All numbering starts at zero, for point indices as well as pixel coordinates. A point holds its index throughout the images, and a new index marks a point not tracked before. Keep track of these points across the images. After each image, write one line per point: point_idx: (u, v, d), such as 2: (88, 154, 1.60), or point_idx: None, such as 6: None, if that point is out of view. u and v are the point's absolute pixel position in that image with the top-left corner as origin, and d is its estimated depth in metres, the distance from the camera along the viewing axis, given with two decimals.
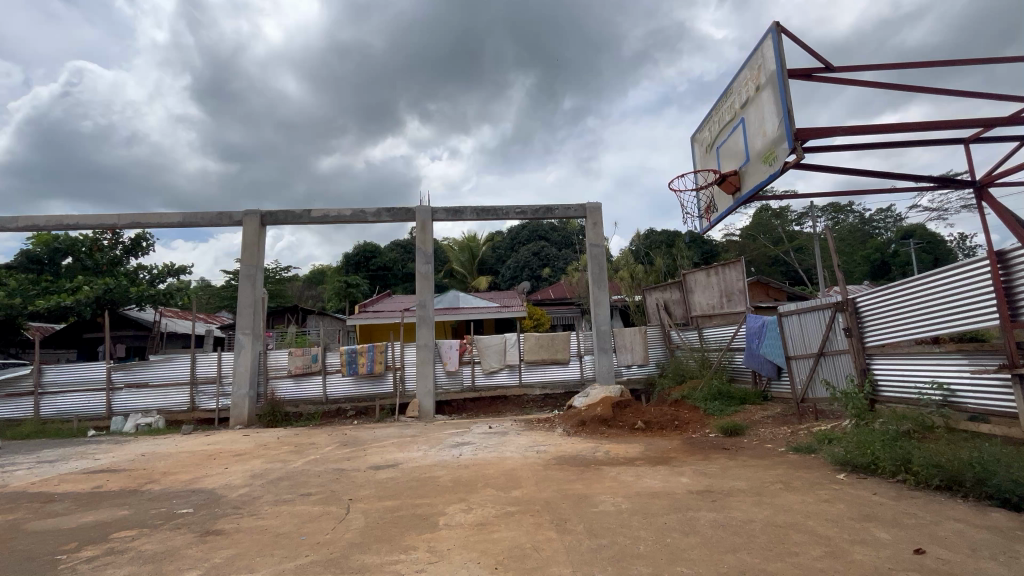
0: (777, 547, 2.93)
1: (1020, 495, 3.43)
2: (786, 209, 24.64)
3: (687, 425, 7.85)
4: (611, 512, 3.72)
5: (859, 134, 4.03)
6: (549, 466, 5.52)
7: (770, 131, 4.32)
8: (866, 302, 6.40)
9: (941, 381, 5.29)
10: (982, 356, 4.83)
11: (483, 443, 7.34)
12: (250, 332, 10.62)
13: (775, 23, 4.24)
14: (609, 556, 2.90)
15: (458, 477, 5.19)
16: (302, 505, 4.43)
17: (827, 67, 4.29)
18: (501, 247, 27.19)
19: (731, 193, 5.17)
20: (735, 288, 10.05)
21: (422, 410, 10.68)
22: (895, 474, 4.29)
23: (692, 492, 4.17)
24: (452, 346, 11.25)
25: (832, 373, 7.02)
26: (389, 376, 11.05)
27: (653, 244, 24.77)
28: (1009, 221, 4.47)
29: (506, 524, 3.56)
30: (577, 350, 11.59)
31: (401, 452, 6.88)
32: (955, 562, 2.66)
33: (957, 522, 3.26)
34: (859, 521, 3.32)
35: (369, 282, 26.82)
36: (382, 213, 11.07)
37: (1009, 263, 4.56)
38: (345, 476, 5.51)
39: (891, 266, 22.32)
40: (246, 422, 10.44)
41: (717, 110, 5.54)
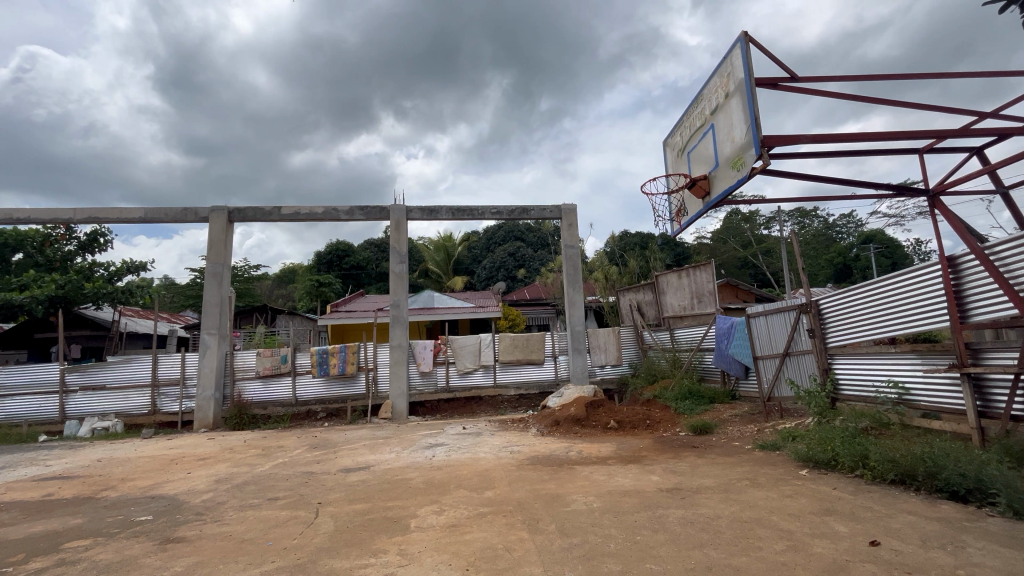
0: (742, 542, 3.01)
1: (967, 488, 3.63)
2: (755, 213, 25.32)
3: (658, 425, 7.98)
4: (583, 511, 3.75)
5: (822, 142, 4.18)
6: (523, 466, 5.53)
7: (739, 137, 4.44)
8: (829, 304, 6.65)
9: (896, 380, 5.54)
10: (934, 356, 5.08)
11: (457, 444, 7.30)
12: (216, 332, 10.29)
13: (743, 32, 4.36)
14: (579, 555, 2.93)
15: (431, 478, 5.14)
16: (268, 510, 4.31)
17: (792, 77, 4.43)
18: (477, 247, 27.13)
19: (702, 197, 5.29)
20: (705, 290, 10.27)
21: (395, 411, 10.56)
22: (853, 470, 4.47)
23: (662, 490, 4.25)
24: (427, 346, 11.13)
25: (797, 373, 7.26)
26: (362, 377, 10.88)
27: (627, 245, 25.12)
28: (959, 229, 4.71)
29: (478, 525, 3.55)
30: (552, 350, 11.65)
31: (373, 454, 6.77)
32: (907, 553, 2.79)
33: (910, 514, 3.41)
34: (819, 515, 3.45)
35: (342, 281, 26.35)
36: (355, 211, 10.90)
37: (959, 268, 4.81)
38: (314, 480, 5.39)
39: (853, 270, 23.21)
40: (212, 425, 10.11)
41: (688, 116, 5.66)
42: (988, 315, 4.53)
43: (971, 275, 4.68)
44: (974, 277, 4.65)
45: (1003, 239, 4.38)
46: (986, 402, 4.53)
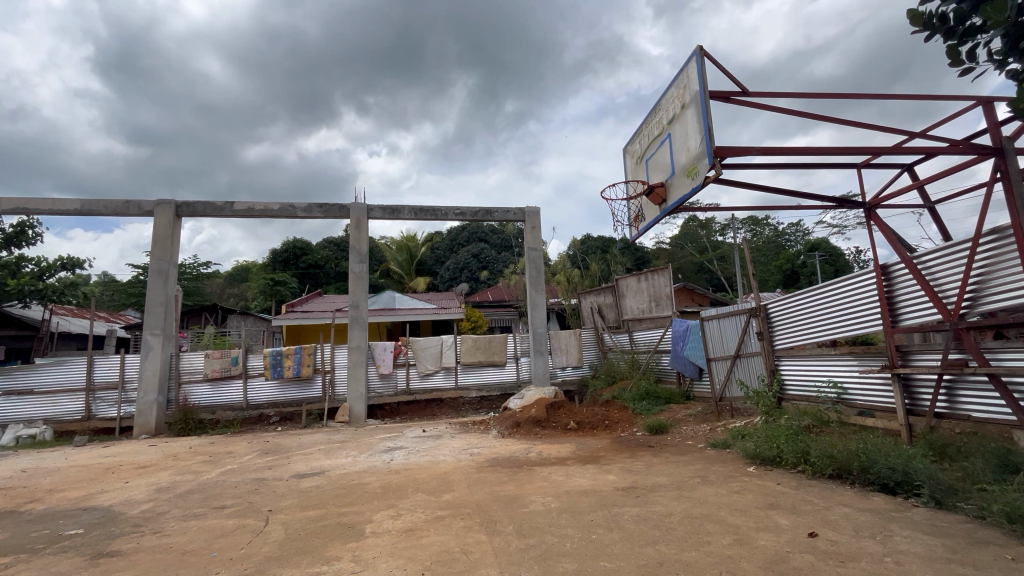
0: (692, 538, 3.12)
1: (895, 481, 3.90)
2: (711, 220, 26.38)
3: (616, 425, 8.16)
4: (541, 511, 3.79)
5: (770, 154, 4.40)
6: (482, 469, 5.52)
7: (694, 147, 4.60)
8: (776, 308, 7.01)
9: (836, 381, 5.90)
10: (869, 358, 5.45)
11: (416, 447, 7.20)
12: (160, 333, 9.73)
13: (699, 47, 4.53)
14: (536, 556, 2.95)
15: (388, 482, 5.06)
16: (214, 519, 4.12)
17: (743, 92, 4.64)
18: (440, 247, 26.90)
19: (658, 204, 5.47)
20: (663, 294, 10.60)
21: (353, 415, 10.29)
22: (795, 465, 4.72)
23: (618, 489, 4.35)
24: (387, 348, 10.91)
25: (746, 373, 7.60)
26: (318, 380, 10.55)
27: (589, 249, 25.56)
28: (891, 240, 5.07)
29: (436, 529, 3.52)
30: (514, 352, 11.69)
31: (328, 459, 6.58)
32: (841, 543, 2.97)
33: (845, 507, 3.64)
34: (763, 509, 3.62)
35: (299, 280, 25.50)
36: (314, 208, 10.57)
37: (891, 275, 5.17)
38: (265, 487, 5.19)
39: (800, 276, 24.47)
40: (154, 431, 9.54)
41: (647, 124, 5.83)
42: (916, 320, 4.89)
43: (901, 282, 5.06)
44: (905, 284, 5.02)
45: (929, 250, 4.74)
46: (913, 401, 4.89)
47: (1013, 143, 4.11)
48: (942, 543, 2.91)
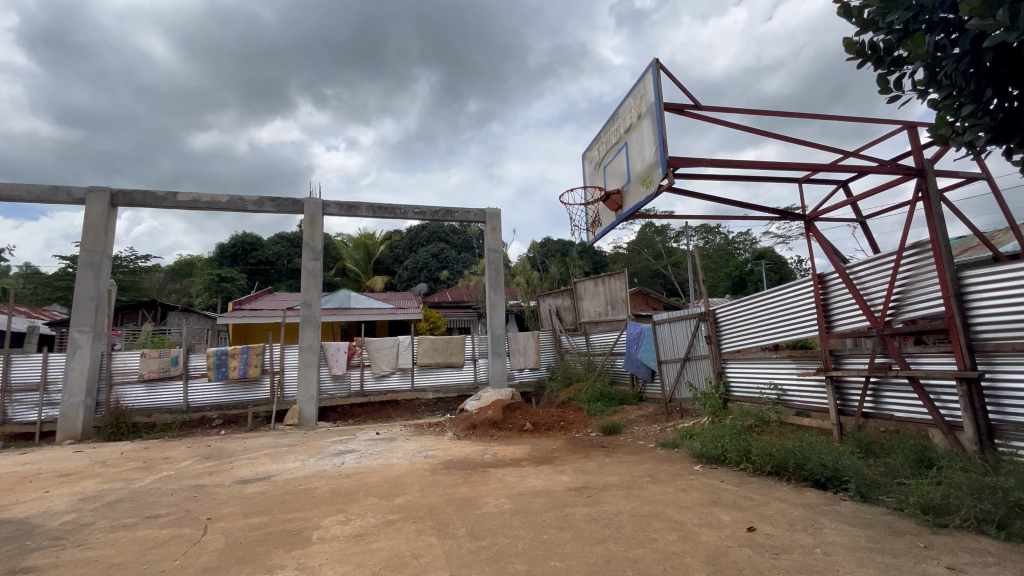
0: (640, 535, 3.21)
1: (826, 476, 4.17)
2: (666, 227, 27.28)
3: (571, 426, 8.29)
4: (494, 513, 3.80)
5: (720, 166, 4.60)
6: (436, 471, 5.45)
7: (649, 156, 4.75)
8: (723, 313, 7.34)
9: (776, 383, 6.23)
10: (806, 361, 5.79)
11: (369, 449, 7.04)
12: (89, 330, 9.05)
13: (655, 59, 4.69)
14: (487, 557, 2.95)
15: (338, 486, 4.92)
16: (145, 529, 3.86)
17: (696, 105, 4.83)
18: (399, 247, 26.42)
19: (614, 210, 5.62)
20: (619, 298, 10.89)
21: (303, 418, 9.93)
22: (738, 463, 4.95)
23: (571, 489, 4.42)
24: (340, 348, 10.59)
25: (694, 375, 7.92)
26: (266, 381, 10.11)
27: (549, 252, 25.86)
28: (828, 251, 5.42)
29: (386, 533, 3.45)
30: (471, 353, 11.64)
31: (275, 463, 6.31)
32: (777, 536, 3.14)
33: (781, 501, 3.85)
34: (707, 506, 3.78)
35: (248, 277, 24.35)
36: (265, 202, 10.15)
37: (827, 284, 5.53)
38: (204, 494, 4.91)
39: (748, 282, 25.57)
40: (79, 436, 8.84)
41: (605, 132, 5.97)
42: (847, 326, 5.26)
43: (836, 290, 5.42)
44: (839, 293, 5.38)
45: (861, 261, 5.10)
46: (844, 401, 5.25)
47: (933, 165, 4.49)
48: (865, 534, 3.14)
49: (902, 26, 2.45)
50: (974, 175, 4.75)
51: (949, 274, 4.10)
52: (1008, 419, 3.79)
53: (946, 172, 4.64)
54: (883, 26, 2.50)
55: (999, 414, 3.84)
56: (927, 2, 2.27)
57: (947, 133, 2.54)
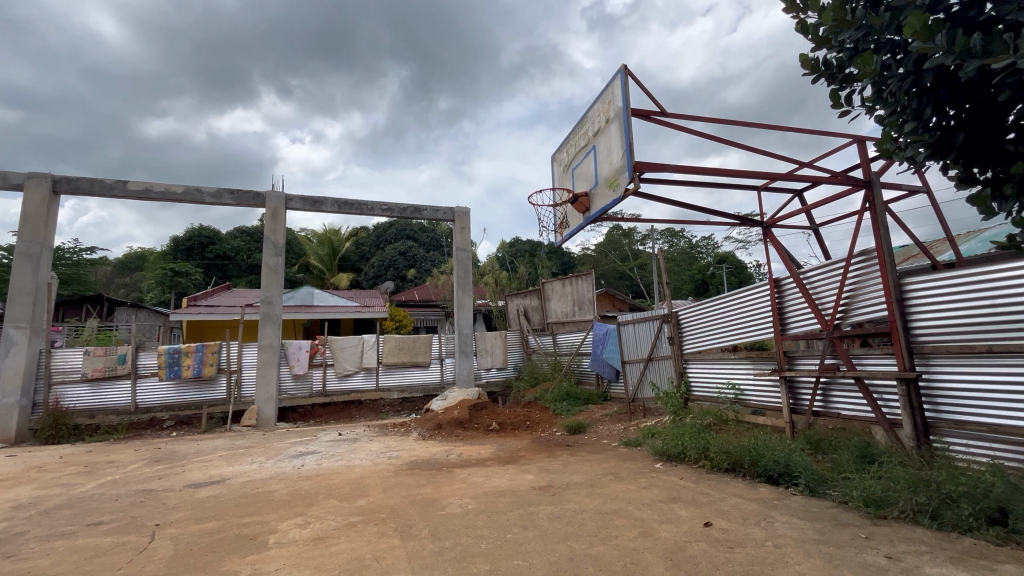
0: (602, 533, 3.26)
1: (778, 472, 4.36)
2: (632, 230, 27.80)
3: (537, 426, 8.34)
4: (458, 513, 3.78)
5: (684, 172, 4.73)
6: (400, 472, 5.38)
7: (616, 160, 4.84)
8: (686, 315, 7.56)
9: (734, 383, 6.46)
10: (762, 362, 6.02)
11: (331, 451, 6.88)
12: (26, 326, 8.46)
13: (622, 66, 4.78)
14: (450, 558, 2.94)
15: (297, 489, 4.78)
16: (86, 537, 3.64)
17: (662, 111, 4.95)
18: (366, 244, 25.91)
19: (582, 213, 5.70)
20: (586, 299, 11.07)
21: (261, 418, 9.61)
22: (697, 460, 5.12)
23: (535, 488, 4.45)
24: (302, 347, 10.30)
25: (657, 376, 8.13)
26: (222, 380, 9.72)
27: (518, 252, 25.97)
28: (783, 256, 5.67)
29: (347, 536, 3.38)
30: (438, 352, 11.54)
31: (230, 466, 6.08)
32: (732, 531, 3.26)
33: (737, 497, 4.00)
34: (667, 502, 3.88)
35: (204, 271, 23.34)
36: (224, 194, 9.75)
37: (782, 288, 5.78)
38: (152, 499, 4.68)
39: (709, 285, 26.41)
40: (13, 440, 8.24)
41: (573, 135, 6.04)
42: (800, 329, 5.52)
43: (790, 294, 5.67)
44: (793, 297, 5.63)
45: (814, 267, 5.36)
46: (796, 400, 5.50)
47: (879, 177, 4.76)
48: (812, 526, 3.30)
49: (852, 45, 2.61)
50: (915, 189, 5.07)
51: (892, 281, 4.36)
52: (942, 417, 4.06)
53: (891, 184, 4.92)
54: (836, 44, 2.68)
55: (934, 411, 4.10)
56: (875, 23, 2.44)
57: (892, 149, 2.68)
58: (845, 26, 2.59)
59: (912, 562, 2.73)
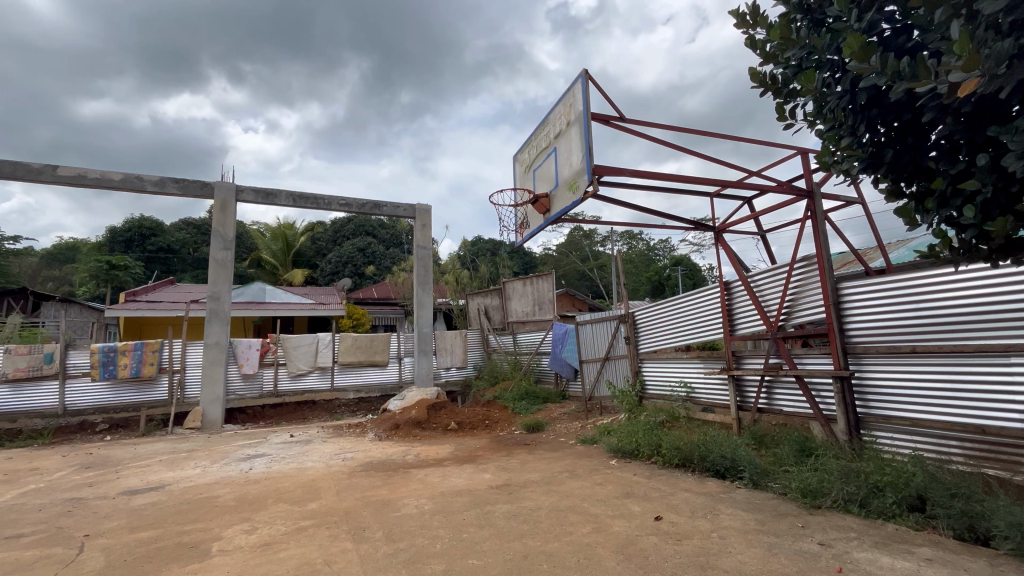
0: (556, 529, 3.32)
1: (725, 467, 4.56)
2: (593, 232, 28.30)
3: (495, 425, 8.36)
4: (413, 514, 3.73)
5: (641, 177, 4.86)
6: (354, 474, 5.26)
7: (576, 163, 4.91)
8: (641, 316, 7.80)
9: (686, 381, 6.71)
10: (712, 361, 6.28)
11: (282, 453, 6.64)
12: None
13: (583, 70, 4.85)
14: (405, 559, 2.91)
15: (245, 493, 4.59)
16: (3, 552, 3.35)
17: (622, 117, 5.06)
18: (322, 239, 25.12)
19: (542, 213, 5.75)
20: (546, 299, 11.17)
21: (207, 420, 9.15)
22: (650, 456, 5.29)
23: (492, 487, 4.46)
24: (252, 346, 9.87)
25: (613, 374, 8.32)
26: (164, 380, 9.17)
27: (479, 251, 25.87)
28: (733, 260, 5.94)
29: (296, 541, 3.27)
30: (397, 351, 11.35)
31: (171, 471, 5.74)
32: (680, 524, 3.38)
33: (686, 491, 4.16)
34: (620, 498, 3.99)
35: (145, 265, 21.94)
36: (168, 182, 9.20)
37: (731, 290, 6.05)
38: (82, 508, 4.36)
39: (665, 287, 27.29)
40: None
41: (535, 136, 6.09)
42: (747, 330, 5.79)
43: (738, 297, 5.95)
44: (741, 299, 5.91)
45: (760, 271, 5.64)
46: (742, 397, 5.77)
47: (820, 188, 5.07)
48: (755, 517, 3.48)
49: (797, 63, 2.77)
50: (851, 200, 5.42)
51: (830, 286, 4.65)
52: (872, 412, 4.36)
53: (830, 195, 5.25)
54: (782, 61, 2.83)
55: (865, 407, 4.41)
56: (818, 43, 2.59)
57: (829, 162, 2.84)
58: (790, 44, 2.75)
59: (841, 548, 2.93)
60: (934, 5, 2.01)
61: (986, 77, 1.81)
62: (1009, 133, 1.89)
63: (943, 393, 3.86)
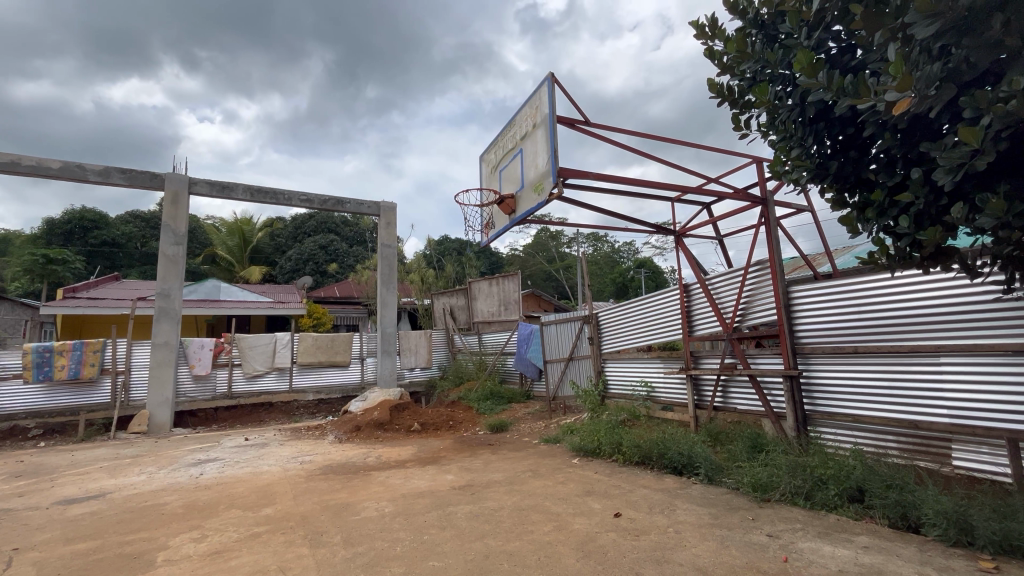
0: (517, 529, 3.33)
1: (682, 463, 4.70)
2: (560, 233, 28.59)
3: (459, 425, 8.33)
4: (373, 517, 3.67)
5: (605, 180, 4.95)
6: (313, 477, 5.12)
7: (541, 165, 4.96)
8: (604, 317, 7.96)
9: (647, 381, 6.89)
10: (672, 361, 6.47)
11: (236, 457, 6.38)
12: None
13: (550, 73, 4.91)
14: (364, 563, 2.85)
15: (194, 500, 4.38)
16: None
17: (587, 121, 5.14)
18: (282, 235, 24.30)
19: (508, 214, 5.77)
20: (511, 299, 11.22)
21: (153, 424, 8.66)
22: (611, 454, 5.40)
23: (454, 488, 4.44)
24: (205, 346, 9.44)
25: (577, 374, 8.45)
26: (106, 382, 8.64)
27: (445, 250, 25.66)
28: (692, 263, 6.13)
29: (249, 548, 3.16)
30: (359, 352, 11.12)
31: (112, 479, 5.41)
32: (639, 520, 3.46)
33: (645, 488, 4.27)
34: (581, 496, 4.05)
35: (86, 259, 20.59)
36: (113, 172, 8.69)
37: (690, 292, 6.25)
38: (10, 519, 4.05)
39: (629, 289, 27.87)
40: None
41: (501, 137, 6.11)
42: (705, 330, 6.00)
43: (697, 299, 6.15)
44: (699, 301, 6.12)
45: (718, 274, 5.85)
46: (699, 395, 5.97)
47: (773, 196, 5.31)
48: (709, 512, 3.61)
49: (751, 75, 2.90)
50: (801, 208, 5.70)
51: (782, 289, 4.87)
52: (818, 409, 4.60)
53: (782, 203, 5.51)
54: (738, 73, 2.96)
55: (812, 405, 4.65)
56: (771, 58, 2.73)
57: (780, 171, 2.98)
58: (745, 57, 2.88)
59: (788, 539, 3.07)
60: (874, 27, 2.15)
61: (918, 98, 1.95)
62: (939, 149, 2.03)
63: (882, 391, 4.11)
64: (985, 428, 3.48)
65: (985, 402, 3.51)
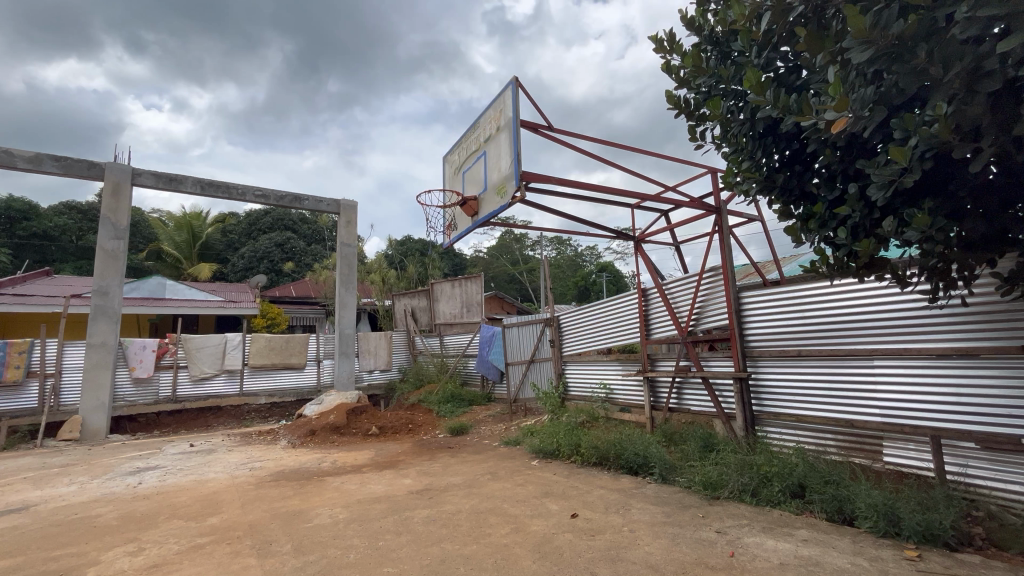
0: (475, 532, 3.32)
1: (638, 463, 4.82)
2: (524, 236, 28.67)
3: (419, 428, 8.22)
4: (326, 524, 3.56)
5: (568, 185, 5.01)
6: (263, 484, 4.92)
7: (504, 168, 4.98)
8: (565, 320, 8.05)
9: (605, 383, 7.03)
10: (630, 364, 6.63)
11: (179, 465, 6.05)
12: None
13: (514, 78, 4.94)
14: (314, 572, 2.77)
15: (132, 511, 4.12)
16: None
17: (550, 126, 5.20)
18: (235, 232, 23.26)
19: (470, 216, 5.75)
20: (474, 301, 11.18)
21: (87, 431, 8.08)
22: (569, 455, 5.48)
23: (411, 492, 4.37)
24: (147, 346, 8.92)
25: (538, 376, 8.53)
26: (34, 386, 8.00)
27: (408, 251, 25.29)
28: (651, 269, 6.30)
29: (191, 560, 3.00)
30: (316, 354, 10.81)
31: (38, 490, 5.01)
32: (595, 520, 3.52)
33: (602, 488, 4.35)
34: (539, 498, 4.08)
35: (13, 252, 19.03)
36: (45, 160, 8.08)
37: (648, 297, 6.43)
38: None
39: (591, 292, 28.27)
40: None
41: (465, 139, 6.08)
42: (662, 334, 6.18)
43: (654, 303, 6.34)
44: (656, 305, 6.30)
45: (674, 279, 6.04)
46: (655, 397, 6.14)
47: (726, 206, 5.54)
48: (662, 510, 3.72)
49: (706, 90, 3.03)
50: (752, 217, 5.97)
51: (733, 295, 5.09)
52: (765, 410, 4.82)
53: (735, 213, 5.76)
54: (694, 87, 3.09)
55: (760, 405, 4.87)
56: (724, 74, 2.86)
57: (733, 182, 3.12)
58: (701, 72, 3.01)
59: (735, 534, 3.21)
60: (816, 50, 2.29)
61: (854, 118, 2.10)
62: (871, 166, 2.19)
63: (823, 391, 4.36)
64: (912, 427, 3.74)
65: (911, 401, 3.79)
